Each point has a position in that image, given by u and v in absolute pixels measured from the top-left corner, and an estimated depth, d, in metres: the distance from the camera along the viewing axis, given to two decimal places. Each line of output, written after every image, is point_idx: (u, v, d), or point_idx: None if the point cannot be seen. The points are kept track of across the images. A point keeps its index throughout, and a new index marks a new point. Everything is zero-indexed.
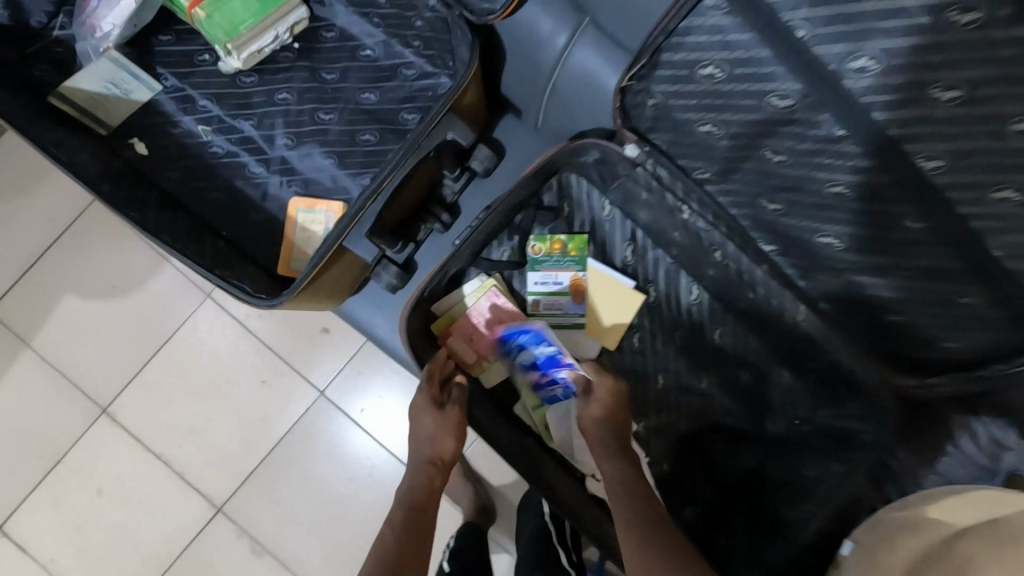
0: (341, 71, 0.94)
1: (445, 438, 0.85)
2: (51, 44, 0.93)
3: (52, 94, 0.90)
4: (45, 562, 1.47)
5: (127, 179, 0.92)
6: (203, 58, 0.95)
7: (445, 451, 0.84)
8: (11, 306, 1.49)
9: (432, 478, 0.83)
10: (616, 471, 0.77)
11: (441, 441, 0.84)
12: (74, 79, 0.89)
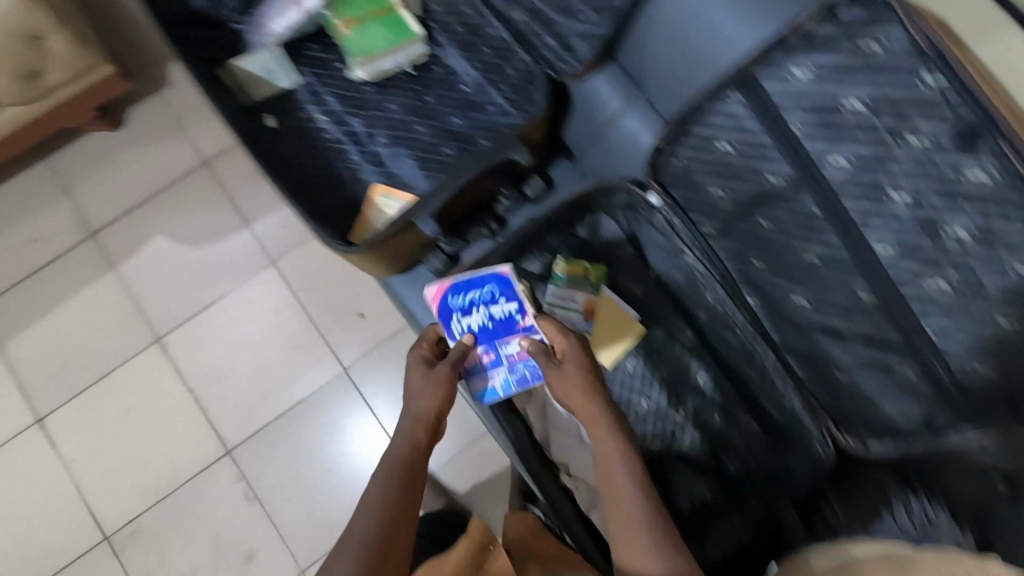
0: (440, 97, 1.18)
1: (429, 403, 0.94)
2: (230, 32, 1.20)
3: (222, 69, 1.18)
4: (64, 460, 1.61)
5: (253, 140, 1.14)
6: (337, 66, 1.20)
7: (427, 410, 0.94)
8: (111, 233, 1.73)
9: (418, 440, 0.92)
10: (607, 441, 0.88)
11: (422, 404, 0.94)
12: (240, 60, 1.16)
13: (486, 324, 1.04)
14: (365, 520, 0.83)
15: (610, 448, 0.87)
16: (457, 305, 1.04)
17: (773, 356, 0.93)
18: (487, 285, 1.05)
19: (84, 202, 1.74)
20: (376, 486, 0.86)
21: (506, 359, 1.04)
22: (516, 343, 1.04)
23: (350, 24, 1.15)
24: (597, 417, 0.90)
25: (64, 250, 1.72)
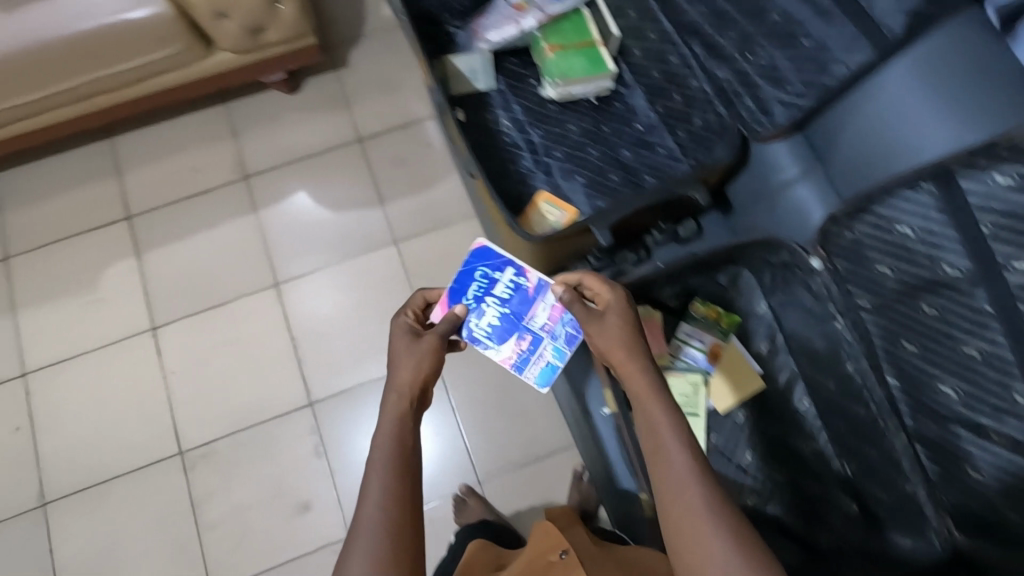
0: (616, 129, 1.29)
1: (409, 371, 0.96)
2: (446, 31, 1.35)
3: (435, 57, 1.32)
4: (164, 371, 1.72)
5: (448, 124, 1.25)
6: (529, 82, 1.33)
7: (411, 378, 0.96)
8: (261, 180, 1.88)
9: (406, 408, 0.92)
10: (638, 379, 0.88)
11: (399, 371, 0.96)
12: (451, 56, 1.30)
13: (502, 308, 1.18)
14: (371, 507, 0.81)
15: (639, 389, 0.88)
16: (464, 303, 1.17)
17: (905, 438, 0.96)
18: (482, 275, 1.19)
19: (246, 147, 1.91)
20: (374, 468, 0.85)
21: (545, 330, 1.18)
22: (541, 308, 1.19)
23: (554, 49, 1.26)
24: (624, 360, 0.91)
25: (217, 184, 1.88)
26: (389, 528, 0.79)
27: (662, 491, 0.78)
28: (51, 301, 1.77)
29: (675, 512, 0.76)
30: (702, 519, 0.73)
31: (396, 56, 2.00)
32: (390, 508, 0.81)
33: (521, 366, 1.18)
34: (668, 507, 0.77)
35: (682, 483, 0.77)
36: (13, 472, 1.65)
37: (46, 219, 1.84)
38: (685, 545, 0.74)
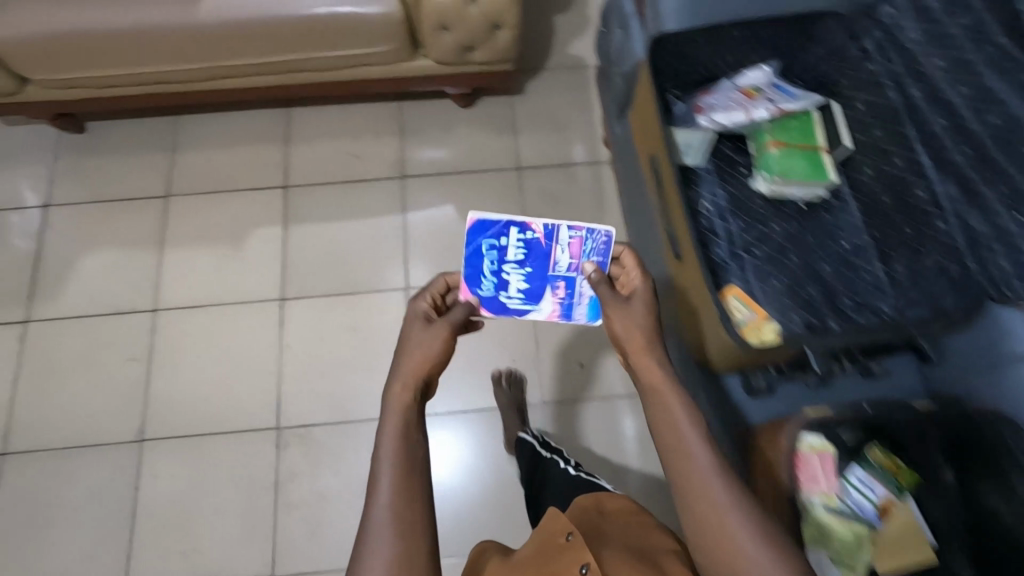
0: (818, 241, 1.25)
1: (416, 361, 0.89)
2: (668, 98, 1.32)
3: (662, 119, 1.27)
4: (282, 343, 1.74)
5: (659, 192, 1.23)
6: (741, 170, 1.30)
7: (418, 363, 0.89)
8: (415, 183, 1.91)
9: (412, 398, 0.85)
10: (654, 365, 0.86)
11: (404, 359, 0.89)
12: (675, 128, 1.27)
13: (516, 266, 1.12)
14: (377, 517, 0.75)
15: (654, 372, 0.86)
16: (487, 284, 1.10)
17: None
18: (489, 251, 1.11)
19: (409, 149, 1.94)
20: (379, 470, 0.79)
21: (572, 271, 1.11)
22: (560, 252, 1.11)
23: (778, 144, 1.23)
24: (644, 352, 0.88)
25: (375, 178, 1.91)
26: (399, 541, 0.74)
27: (684, 478, 0.77)
28: (199, 247, 1.84)
29: (700, 505, 0.75)
30: (722, 507, 0.74)
31: (574, 97, 2.01)
32: (398, 520, 0.75)
33: (571, 312, 1.12)
34: (691, 497, 0.76)
35: (706, 478, 0.76)
36: (122, 400, 1.70)
37: (212, 169, 1.92)
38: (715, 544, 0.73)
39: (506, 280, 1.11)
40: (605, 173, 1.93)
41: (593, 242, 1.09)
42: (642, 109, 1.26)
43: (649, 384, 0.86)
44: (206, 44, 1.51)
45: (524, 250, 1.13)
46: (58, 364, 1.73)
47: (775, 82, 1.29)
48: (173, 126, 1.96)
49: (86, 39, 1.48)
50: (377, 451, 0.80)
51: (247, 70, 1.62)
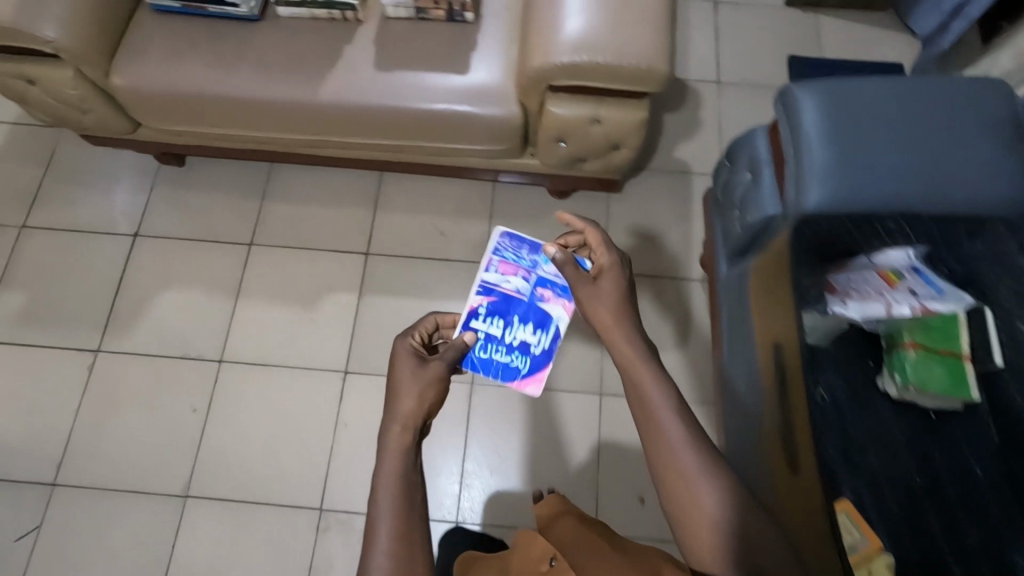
0: (939, 454, 1.22)
1: (410, 400, 0.96)
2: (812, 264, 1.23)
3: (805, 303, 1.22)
4: (339, 418, 1.70)
5: (783, 392, 1.18)
6: (868, 363, 1.29)
7: (409, 408, 0.96)
8: None
9: (410, 440, 0.93)
10: (627, 347, 0.96)
11: (404, 400, 0.96)
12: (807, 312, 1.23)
13: (494, 314, 1.30)
14: (379, 561, 0.83)
15: (630, 357, 0.95)
16: (520, 360, 1.27)
17: None
18: (485, 353, 1.26)
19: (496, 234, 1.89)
20: (379, 509, 0.87)
21: (528, 278, 1.35)
22: (508, 284, 1.34)
23: (916, 345, 1.18)
24: (617, 332, 0.98)
25: (458, 259, 1.86)
26: (396, 568, 0.83)
27: (658, 456, 0.87)
28: (274, 303, 1.83)
29: (672, 477, 0.84)
30: (692, 480, 0.83)
31: (673, 205, 1.92)
32: (400, 554, 0.84)
33: (561, 298, 1.32)
34: (669, 477, 0.85)
35: (676, 451, 0.85)
36: (175, 448, 1.69)
37: (298, 223, 1.91)
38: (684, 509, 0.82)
39: (510, 337, 1.29)
40: (695, 292, 1.84)
41: (501, 250, 1.39)
42: (774, 293, 1.23)
43: (625, 368, 0.95)
44: (320, 121, 1.50)
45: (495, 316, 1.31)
46: (120, 401, 1.74)
47: (917, 265, 1.22)
48: (268, 174, 1.96)
49: (206, 102, 1.48)
50: (374, 495, 0.89)
51: (353, 146, 1.60)
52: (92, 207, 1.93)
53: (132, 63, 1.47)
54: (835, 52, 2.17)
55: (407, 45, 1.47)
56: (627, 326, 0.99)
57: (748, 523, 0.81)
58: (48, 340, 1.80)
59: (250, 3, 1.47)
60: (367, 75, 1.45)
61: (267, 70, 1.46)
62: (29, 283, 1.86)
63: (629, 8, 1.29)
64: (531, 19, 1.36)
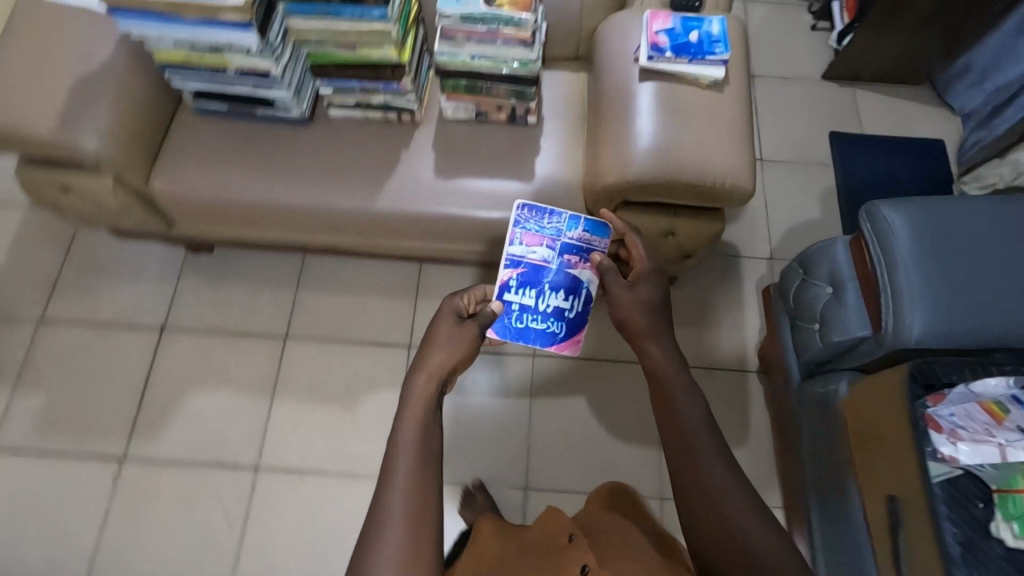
0: None
1: (441, 353, 1.04)
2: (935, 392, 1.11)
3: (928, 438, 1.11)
4: None
5: (899, 540, 1.14)
6: (980, 506, 1.08)
7: (443, 361, 1.02)
8: (547, 365, 1.78)
9: (434, 392, 0.98)
10: (657, 343, 1.07)
11: (434, 354, 1.03)
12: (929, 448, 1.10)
13: (526, 285, 1.30)
14: (395, 495, 0.87)
15: (661, 360, 1.04)
16: (554, 324, 1.31)
17: None
18: (519, 322, 1.30)
19: None
20: (400, 447, 0.91)
21: (553, 247, 1.32)
22: (534, 254, 1.32)
23: None
24: (647, 333, 1.09)
25: (505, 352, 1.79)
26: (409, 505, 0.86)
27: (680, 439, 0.95)
28: (312, 402, 1.74)
29: (686, 462, 0.93)
30: (703, 457, 0.92)
31: (724, 290, 1.87)
32: (415, 492, 0.87)
33: (589, 262, 1.31)
34: (682, 456, 0.93)
35: (694, 431, 0.94)
36: (209, 567, 1.57)
37: (335, 314, 1.83)
38: (694, 483, 0.90)
39: (544, 303, 1.31)
40: (752, 384, 1.77)
41: (522, 221, 1.33)
42: (882, 427, 1.17)
43: (655, 369, 1.04)
44: (373, 228, 1.42)
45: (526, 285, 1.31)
46: (148, 514, 1.62)
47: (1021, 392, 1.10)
48: (302, 262, 1.88)
49: (253, 210, 1.41)
50: (397, 429, 0.93)
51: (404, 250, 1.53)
52: (117, 299, 1.83)
53: (174, 170, 1.40)
54: (875, 127, 2.15)
55: (466, 150, 1.41)
56: (655, 321, 1.11)
57: (751, 505, 0.88)
58: (69, 447, 1.69)
59: (301, 103, 1.37)
60: (425, 183, 1.39)
61: (320, 179, 1.39)
62: (49, 383, 1.75)
63: (709, 119, 1.23)
64: (600, 127, 1.29)
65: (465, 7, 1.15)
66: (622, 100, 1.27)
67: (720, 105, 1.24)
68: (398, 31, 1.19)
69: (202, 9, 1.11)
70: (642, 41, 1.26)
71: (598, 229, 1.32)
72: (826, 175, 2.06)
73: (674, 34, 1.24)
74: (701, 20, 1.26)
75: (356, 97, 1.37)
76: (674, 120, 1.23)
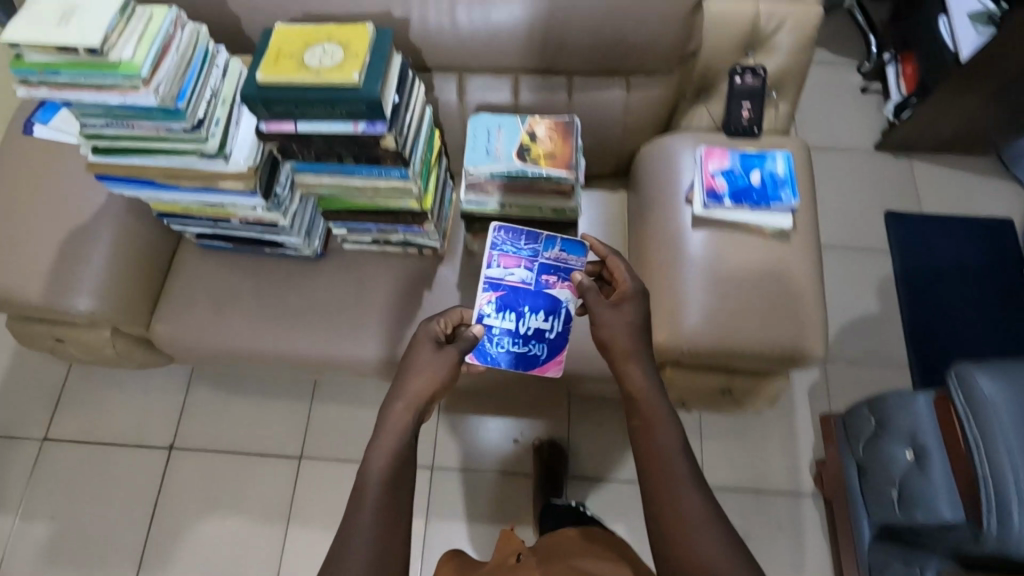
0: None
1: (420, 380, 0.90)
2: None
3: None
4: None
5: None
6: None
7: (422, 387, 0.90)
8: None
9: (410, 425, 0.87)
10: (641, 377, 0.89)
11: (413, 378, 0.91)
12: None
13: (504, 310, 1.06)
14: (359, 533, 0.78)
15: (647, 389, 0.88)
16: (535, 353, 1.07)
17: None
18: (497, 354, 1.05)
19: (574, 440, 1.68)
20: (368, 479, 0.82)
21: (531, 267, 1.08)
22: (512, 275, 1.07)
23: None
24: (632, 361, 0.90)
25: None
26: (373, 546, 0.77)
27: (654, 473, 0.82)
28: (329, 531, 1.61)
29: (665, 499, 0.79)
30: (678, 487, 0.80)
31: None
32: (379, 532, 0.78)
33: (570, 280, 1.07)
34: (660, 495, 0.80)
35: (670, 462, 0.82)
36: None
37: (351, 430, 1.71)
38: (673, 521, 0.78)
39: (525, 332, 1.06)
40: (808, 510, 1.61)
41: (497, 242, 1.08)
42: None
43: (634, 392, 0.89)
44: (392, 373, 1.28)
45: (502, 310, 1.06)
46: None
47: None
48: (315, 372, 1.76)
49: (261, 356, 1.28)
50: (369, 457, 0.84)
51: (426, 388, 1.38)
52: (121, 416, 1.73)
53: (175, 314, 1.27)
54: (935, 204, 1.96)
55: None
56: (637, 340, 0.92)
57: (731, 546, 0.76)
58: None
59: (310, 242, 1.24)
60: None
61: (336, 322, 1.26)
62: (52, 511, 1.65)
63: (774, 273, 1.08)
64: (647, 270, 1.15)
65: (493, 161, 1.03)
66: (673, 247, 1.12)
67: (787, 256, 1.08)
68: (420, 185, 1.05)
69: (198, 176, 0.98)
70: (695, 182, 1.11)
71: (575, 247, 1.08)
72: (882, 263, 1.88)
73: (734, 176, 1.09)
74: (764, 158, 1.10)
75: (372, 234, 1.23)
76: (732, 275, 1.08)
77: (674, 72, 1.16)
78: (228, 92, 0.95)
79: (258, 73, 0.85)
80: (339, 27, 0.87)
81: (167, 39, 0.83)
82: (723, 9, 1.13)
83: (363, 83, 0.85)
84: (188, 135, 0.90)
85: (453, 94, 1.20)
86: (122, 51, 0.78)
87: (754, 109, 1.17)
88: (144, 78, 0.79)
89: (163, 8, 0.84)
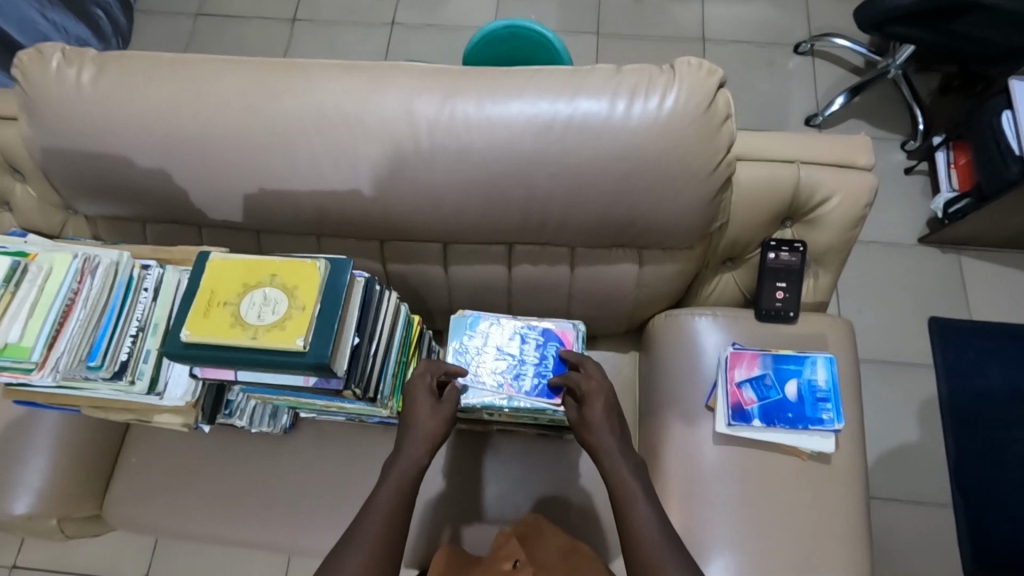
0: None
1: (421, 437, 0.84)
2: None
3: None
4: None
5: None
6: None
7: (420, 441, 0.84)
8: None
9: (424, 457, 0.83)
10: (610, 446, 0.84)
11: (419, 433, 0.85)
12: None
13: (522, 372, 0.97)
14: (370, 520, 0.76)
15: (614, 453, 0.84)
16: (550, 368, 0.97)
17: None
18: (548, 359, 0.98)
19: None
20: (386, 483, 0.80)
21: (493, 358, 0.98)
22: (497, 365, 0.97)
23: None
24: (606, 436, 0.85)
25: None
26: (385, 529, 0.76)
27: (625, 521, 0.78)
28: None
29: (640, 541, 0.76)
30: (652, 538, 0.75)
31: None
32: (388, 526, 0.77)
33: (496, 354, 0.98)
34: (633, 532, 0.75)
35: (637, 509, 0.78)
36: None
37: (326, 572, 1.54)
38: None
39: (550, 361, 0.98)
40: None
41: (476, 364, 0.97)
42: None
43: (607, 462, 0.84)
44: None
45: (518, 366, 0.97)
46: None
47: None
48: None
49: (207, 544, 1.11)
50: (385, 471, 0.82)
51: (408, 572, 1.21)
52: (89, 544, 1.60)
53: (122, 501, 1.11)
54: (988, 312, 1.73)
55: (484, 475, 1.09)
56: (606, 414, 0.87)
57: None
58: None
59: (276, 422, 1.06)
60: (429, 530, 1.06)
61: (297, 519, 1.08)
62: None
63: (808, 505, 0.92)
64: (658, 430, 1.01)
65: (474, 387, 0.96)
66: (689, 457, 0.96)
67: (824, 487, 0.93)
68: (390, 405, 0.93)
69: (130, 409, 0.84)
70: (717, 389, 0.98)
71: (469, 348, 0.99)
72: (928, 383, 1.66)
73: (765, 387, 0.95)
74: (802, 363, 0.96)
75: (346, 417, 1.05)
76: (753, 445, 0.95)
77: (696, 246, 0.98)
78: (161, 318, 0.80)
79: (184, 329, 0.69)
80: (286, 265, 0.73)
81: (70, 298, 0.73)
82: (753, 180, 0.94)
83: (310, 347, 0.69)
84: (110, 384, 0.76)
85: (439, 266, 1.05)
86: (7, 335, 0.70)
87: (789, 292, 0.99)
88: (36, 362, 0.70)
89: (66, 258, 0.74)
